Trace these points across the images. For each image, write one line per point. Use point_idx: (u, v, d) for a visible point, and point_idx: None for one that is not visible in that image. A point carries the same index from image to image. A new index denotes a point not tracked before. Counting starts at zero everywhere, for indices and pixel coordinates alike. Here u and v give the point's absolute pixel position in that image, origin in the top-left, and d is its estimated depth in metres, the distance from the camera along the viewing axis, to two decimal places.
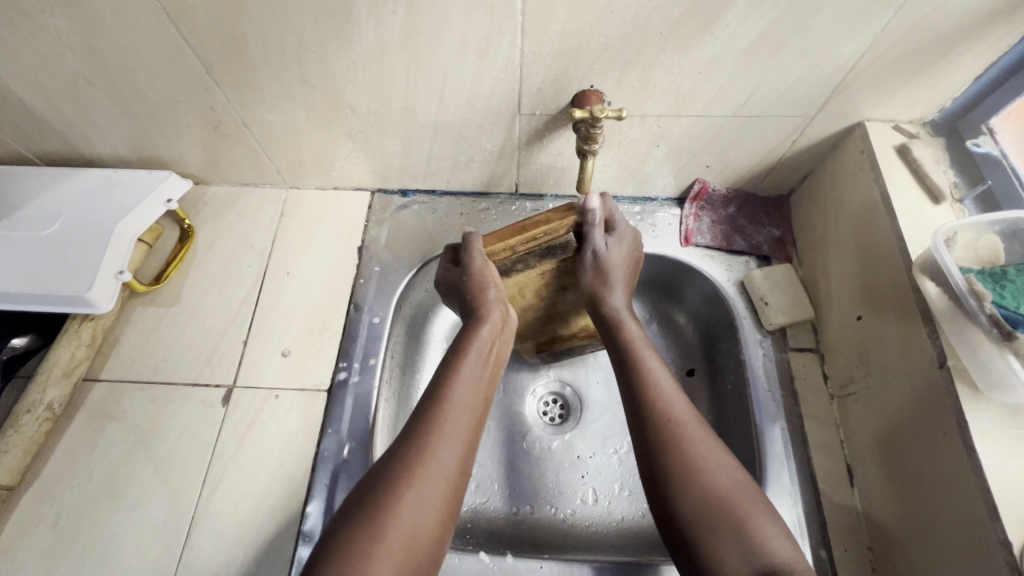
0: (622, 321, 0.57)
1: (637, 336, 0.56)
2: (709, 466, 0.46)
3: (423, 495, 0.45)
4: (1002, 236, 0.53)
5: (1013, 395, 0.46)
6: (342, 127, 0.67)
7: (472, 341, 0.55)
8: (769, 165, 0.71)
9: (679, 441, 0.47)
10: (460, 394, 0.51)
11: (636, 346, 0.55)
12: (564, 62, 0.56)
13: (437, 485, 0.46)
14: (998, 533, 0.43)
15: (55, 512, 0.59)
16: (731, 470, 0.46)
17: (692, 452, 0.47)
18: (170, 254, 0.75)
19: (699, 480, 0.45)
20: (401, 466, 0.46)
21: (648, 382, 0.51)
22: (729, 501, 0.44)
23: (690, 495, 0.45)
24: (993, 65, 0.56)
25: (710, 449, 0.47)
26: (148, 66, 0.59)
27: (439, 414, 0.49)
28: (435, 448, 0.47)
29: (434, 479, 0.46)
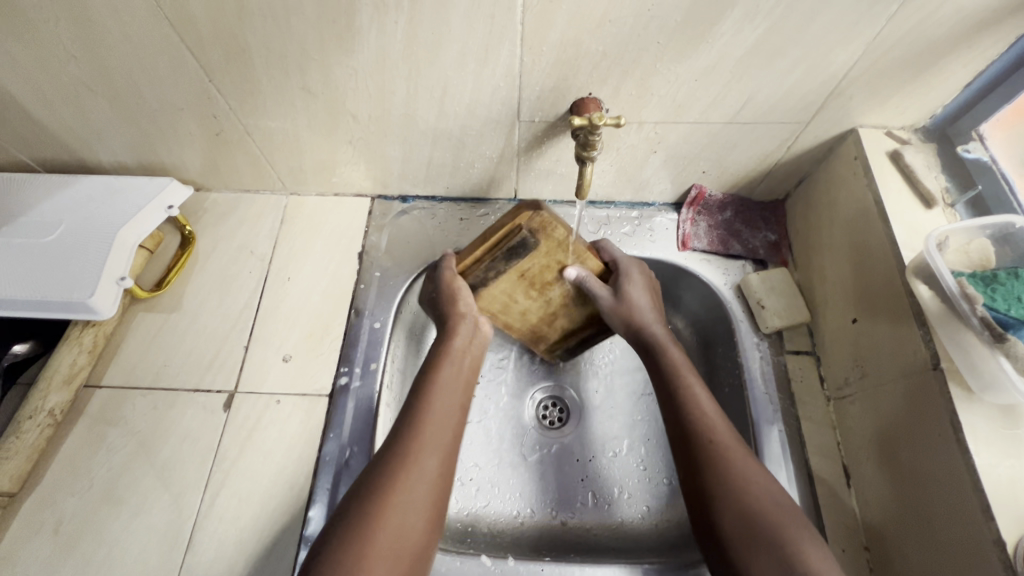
0: (666, 350, 0.61)
1: (683, 367, 0.60)
2: (756, 485, 0.49)
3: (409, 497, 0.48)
4: (993, 240, 0.54)
5: (1004, 396, 0.47)
6: (343, 135, 0.68)
7: (442, 357, 0.59)
8: (765, 170, 0.72)
9: (726, 465, 0.51)
10: (437, 404, 0.55)
11: (682, 374, 0.59)
12: (563, 71, 0.57)
13: (422, 487, 0.49)
14: (992, 532, 0.44)
15: (57, 519, 0.59)
16: (773, 488, 0.50)
17: (738, 472, 0.50)
18: (170, 260, 0.76)
19: (747, 498, 0.49)
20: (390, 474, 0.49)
21: (693, 409, 0.55)
22: (771, 515, 0.48)
23: (735, 508, 0.49)
24: (982, 73, 0.57)
25: (750, 468, 0.51)
26: (151, 75, 0.60)
27: (423, 423, 0.53)
28: (419, 457, 0.50)
29: (419, 479, 0.49)
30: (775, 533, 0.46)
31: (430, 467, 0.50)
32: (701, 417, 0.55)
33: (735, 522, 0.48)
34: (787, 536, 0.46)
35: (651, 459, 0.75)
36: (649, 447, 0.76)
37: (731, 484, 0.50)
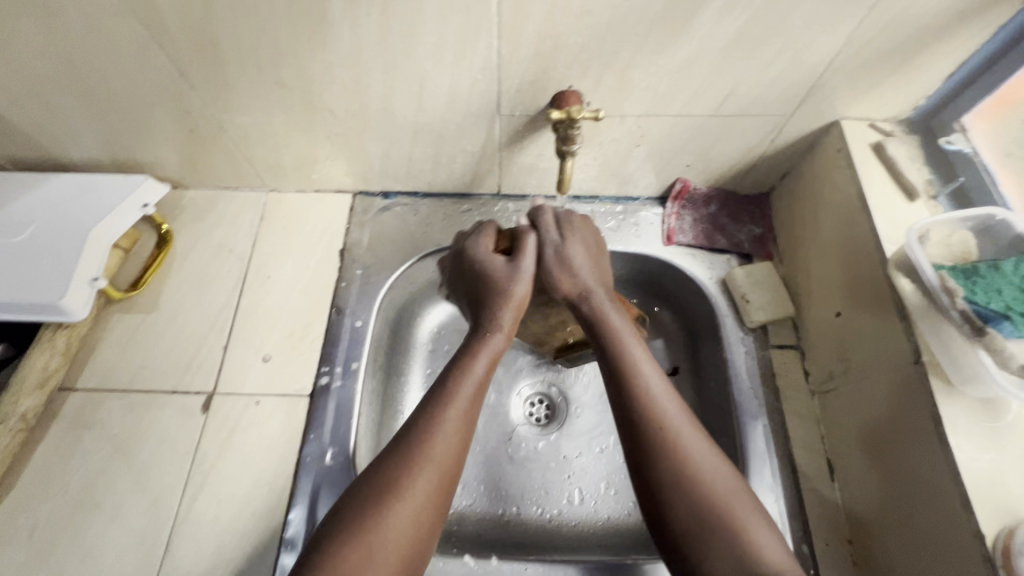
0: (605, 316, 0.56)
1: (620, 327, 0.55)
2: (697, 463, 0.47)
3: (415, 494, 0.47)
4: (974, 233, 0.54)
5: (984, 389, 0.47)
6: (321, 130, 0.66)
7: (479, 348, 0.55)
8: (749, 163, 0.71)
9: (674, 443, 0.47)
10: (461, 398, 0.52)
11: (618, 336, 0.54)
12: (542, 63, 0.56)
13: (430, 484, 0.47)
14: (972, 526, 0.44)
15: (31, 525, 0.58)
16: (716, 463, 0.47)
17: (683, 452, 0.47)
18: (147, 259, 0.74)
19: (688, 484, 0.45)
20: (398, 468, 0.47)
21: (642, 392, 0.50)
22: (712, 497, 0.45)
23: (684, 495, 0.45)
24: (964, 64, 0.57)
25: (690, 446, 0.47)
26: (119, 69, 0.58)
27: (438, 415, 0.51)
28: (428, 452, 0.48)
29: (426, 475, 0.48)
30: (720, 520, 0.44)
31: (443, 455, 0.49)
32: (645, 393, 0.50)
33: (682, 509, 0.45)
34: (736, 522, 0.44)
35: None
36: None
37: (676, 463, 0.46)
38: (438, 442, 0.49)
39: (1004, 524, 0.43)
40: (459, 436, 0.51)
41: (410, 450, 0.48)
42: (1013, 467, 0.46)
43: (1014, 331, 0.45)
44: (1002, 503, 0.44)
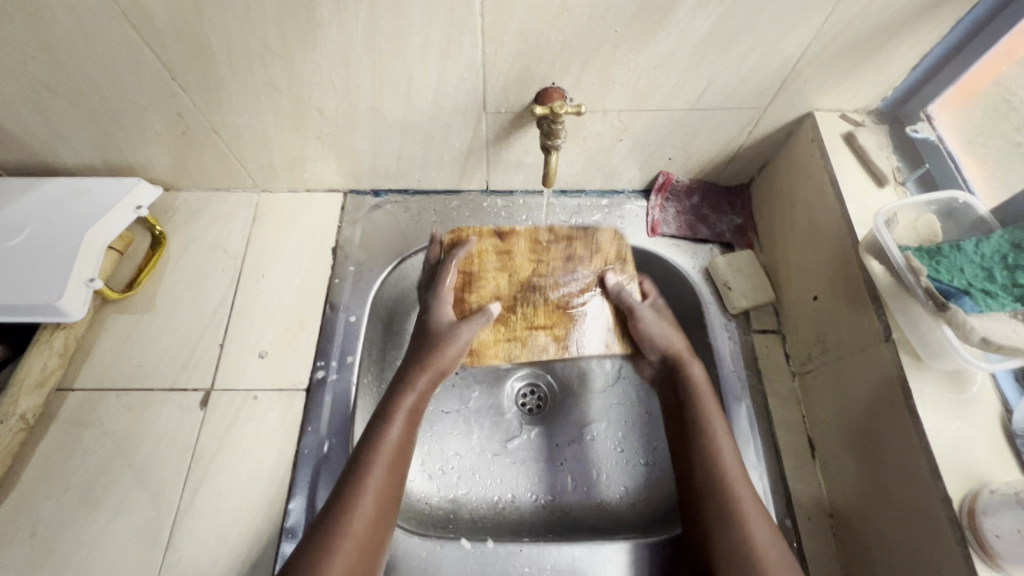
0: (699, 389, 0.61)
1: (708, 403, 0.59)
2: (745, 512, 0.51)
3: (351, 534, 0.49)
4: (939, 215, 0.56)
5: (951, 362, 0.49)
6: (312, 130, 0.68)
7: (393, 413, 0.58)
8: (728, 155, 0.74)
9: (731, 502, 0.52)
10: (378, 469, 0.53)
11: (705, 411, 0.59)
12: (525, 61, 0.58)
13: (366, 516, 0.50)
14: (939, 491, 0.46)
15: (33, 522, 0.59)
16: (763, 517, 0.51)
17: (735, 503, 0.52)
18: (141, 260, 0.75)
19: (735, 528, 0.51)
20: (344, 501, 0.50)
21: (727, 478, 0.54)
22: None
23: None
24: (927, 56, 0.59)
25: (758, 525, 0.51)
26: (112, 72, 0.59)
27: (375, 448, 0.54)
28: (367, 480, 0.52)
29: (364, 505, 0.51)
30: (744, 557, 0.49)
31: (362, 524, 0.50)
32: (709, 448, 0.56)
33: (723, 549, 0.50)
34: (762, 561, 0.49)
35: (628, 440, 0.77)
36: (625, 428, 0.78)
37: (725, 511, 0.52)
38: (372, 474, 0.53)
39: (970, 488, 0.46)
40: (392, 467, 0.54)
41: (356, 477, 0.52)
42: (977, 435, 0.48)
43: (976, 306, 0.48)
44: (967, 468, 0.47)
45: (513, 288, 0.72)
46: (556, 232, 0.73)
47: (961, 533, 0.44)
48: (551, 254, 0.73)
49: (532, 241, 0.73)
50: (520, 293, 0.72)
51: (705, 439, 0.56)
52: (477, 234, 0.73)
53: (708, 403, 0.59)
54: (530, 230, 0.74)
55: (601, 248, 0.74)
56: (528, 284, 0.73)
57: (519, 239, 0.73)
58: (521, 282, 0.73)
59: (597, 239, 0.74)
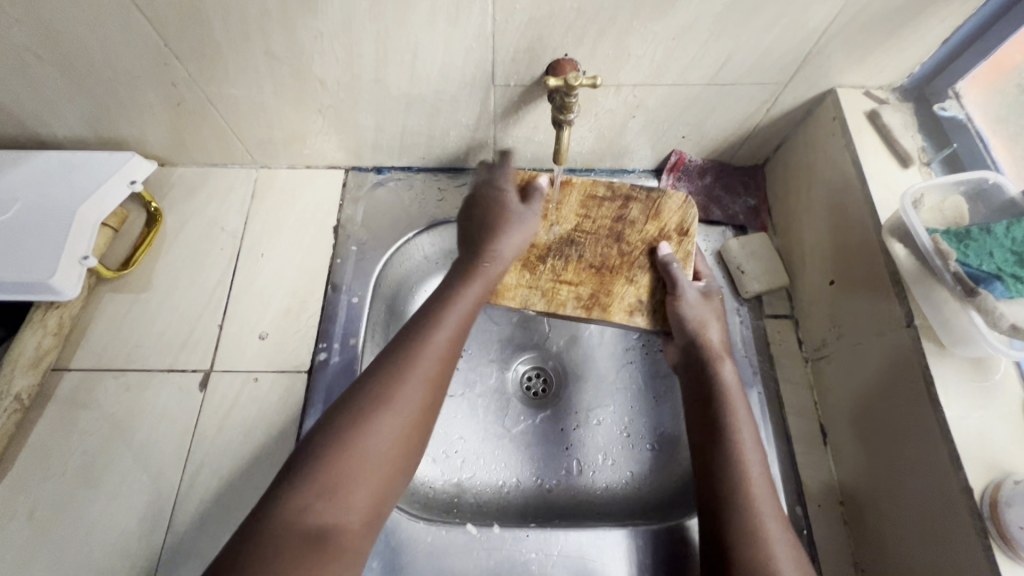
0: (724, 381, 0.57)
1: (740, 411, 0.55)
2: (765, 521, 0.48)
3: (397, 419, 0.46)
4: (967, 197, 0.54)
5: (976, 349, 0.48)
6: (312, 102, 0.65)
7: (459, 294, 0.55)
8: (744, 134, 0.71)
9: (747, 507, 0.49)
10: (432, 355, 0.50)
11: (735, 420, 0.55)
12: (537, 31, 0.55)
13: (419, 401, 0.47)
14: (960, 481, 0.45)
15: (31, 504, 0.58)
16: (782, 527, 0.48)
17: (754, 511, 0.48)
18: (137, 238, 0.73)
19: (751, 533, 0.47)
20: (394, 380, 0.47)
21: (745, 473, 0.51)
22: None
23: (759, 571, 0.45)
24: (959, 30, 0.56)
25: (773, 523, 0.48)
26: (101, 38, 0.56)
27: (391, 382, 0.47)
28: (369, 439, 0.44)
29: (418, 389, 0.47)
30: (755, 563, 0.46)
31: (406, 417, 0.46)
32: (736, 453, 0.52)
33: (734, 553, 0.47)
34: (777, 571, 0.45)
35: (635, 425, 0.76)
36: (632, 413, 0.76)
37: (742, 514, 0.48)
38: (430, 367, 0.49)
39: (991, 478, 0.45)
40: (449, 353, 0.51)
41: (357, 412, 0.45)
42: (1000, 425, 0.47)
43: (1006, 292, 0.47)
44: (989, 458, 0.46)
45: (552, 238, 0.66)
46: (617, 187, 0.66)
47: (981, 524, 0.44)
48: (604, 211, 0.66)
49: (587, 194, 0.66)
50: (559, 245, 0.66)
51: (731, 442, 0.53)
52: (536, 177, 0.66)
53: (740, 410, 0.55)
54: (590, 182, 0.66)
55: (660, 214, 0.66)
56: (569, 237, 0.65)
57: (576, 190, 0.66)
58: (563, 234, 0.65)
59: (661, 203, 0.66)
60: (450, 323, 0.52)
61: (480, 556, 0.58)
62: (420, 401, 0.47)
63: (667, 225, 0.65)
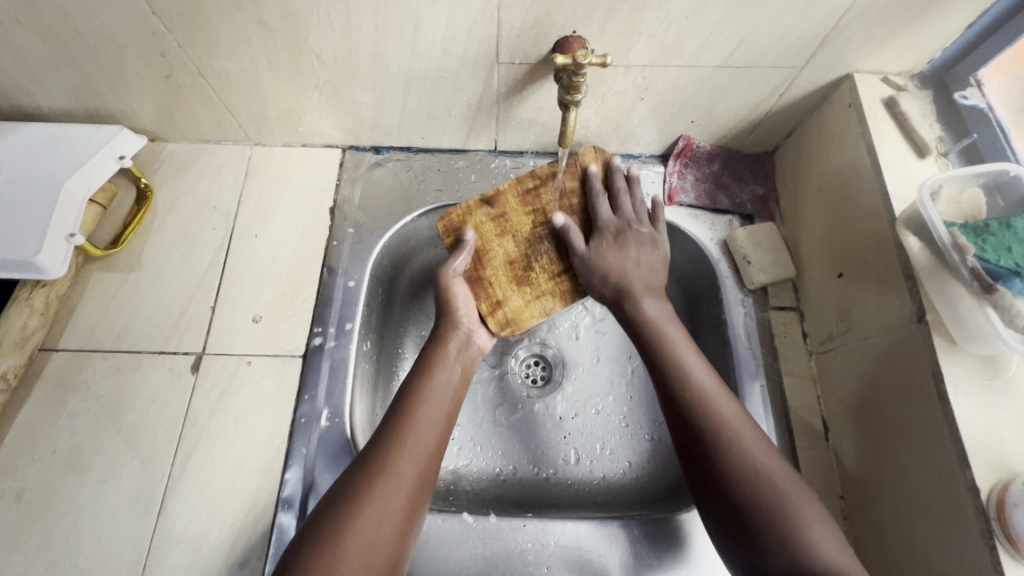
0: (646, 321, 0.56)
1: (672, 335, 0.55)
2: (749, 447, 0.47)
3: (397, 474, 0.48)
4: (985, 189, 0.52)
5: (988, 346, 0.46)
6: (308, 77, 0.62)
7: (438, 363, 0.58)
8: (755, 120, 0.69)
9: (715, 418, 0.48)
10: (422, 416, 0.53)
11: (672, 343, 0.54)
12: (544, 6, 0.52)
13: (416, 458, 0.50)
14: (967, 480, 0.45)
15: (19, 487, 0.57)
16: (767, 450, 0.47)
17: (730, 437, 0.47)
18: (127, 216, 0.70)
19: (736, 473, 0.45)
20: (391, 438, 0.50)
21: (691, 384, 0.51)
22: (770, 489, 0.44)
23: (738, 488, 0.45)
24: (985, 13, 0.54)
25: (738, 428, 0.48)
26: (84, 3, 0.53)
27: (385, 463, 0.48)
28: (374, 495, 0.46)
29: (415, 445, 0.51)
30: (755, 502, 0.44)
31: (409, 472, 0.49)
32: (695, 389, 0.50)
33: (736, 493, 0.45)
34: (787, 502, 0.43)
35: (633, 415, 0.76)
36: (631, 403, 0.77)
37: (726, 450, 0.47)
38: (424, 428, 0.52)
39: (998, 479, 0.44)
40: (444, 413, 0.55)
41: (356, 494, 0.46)
42: (1010, 424, 0.46)
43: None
44: (998, 457, 0.45)
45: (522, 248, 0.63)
46: (539, 173, 0.66)
47: (987, 525, 0.43)
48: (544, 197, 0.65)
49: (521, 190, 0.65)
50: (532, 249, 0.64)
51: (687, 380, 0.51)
52: (465, 212, 0.65)
53: (670, 332, 0.55)
54: (515, 182, 0.66)
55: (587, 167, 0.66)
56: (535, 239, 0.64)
57: (509, 198, 0.65)
58: (526, 239, 0.64)
59: (581, 159, 0.66)
60: (441, 388, 0.56)
61: (476, 545, 0.57)
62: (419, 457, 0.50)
63: (598, 175, 0.65)
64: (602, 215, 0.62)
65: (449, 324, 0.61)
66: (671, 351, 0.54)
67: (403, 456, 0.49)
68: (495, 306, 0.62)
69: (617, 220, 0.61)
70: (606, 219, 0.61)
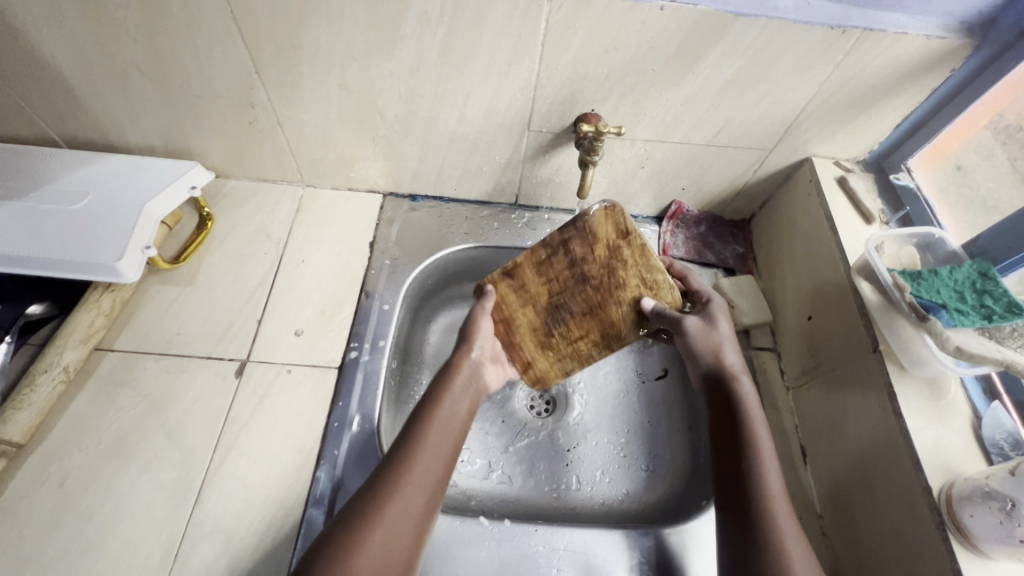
0: (743, 400, 0.59)
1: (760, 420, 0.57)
2: (787, 549, 0.49)
3: (416, 480, 0.53)
4: (917, 248, 0.65)
5: (929, 368, 0.56)
6: (369, 131, 0.75)
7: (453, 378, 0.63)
8: (734, 191, 0.83)
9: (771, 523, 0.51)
10: (435, 429, 0.57)
11: (758, 444, 0.56)
12: (571, 88, 0.66)
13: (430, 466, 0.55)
14: (921, 482, 0.53)
15: (63, 473, 0.60)
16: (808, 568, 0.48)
17: (775, 540, 0.50)
18: (188, 238, 0.79)
19: (770, 558, 0.49)
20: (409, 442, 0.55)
21: (762, 486, 0.53)
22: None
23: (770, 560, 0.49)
24: (907, 117, 0.70)
25: (790, 542, 0.50)
26: (201, 61, 0.65)
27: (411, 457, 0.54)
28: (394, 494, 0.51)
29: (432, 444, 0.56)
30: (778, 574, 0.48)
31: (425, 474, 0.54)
32: (761, 509, 0.52)
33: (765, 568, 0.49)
34: None
35: (631, 447, 0.82)
36: (629, 436, 0.83)
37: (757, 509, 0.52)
38: (433, 434, 0.57)
39: (946, 481, 0.52)
40: (457, 426, 0.60)
41: (380, 490, 0.51)
42: (952, 436, 0.55)
43: (950, 320, 0.55)
44: (945, 463, 0.53)
45: (541, 314, 0.69)
46: (550, 240, 0.64)
47: (939, 517, 0.50)
48: (558, 267, 0.66)
49: (535, 260, 0.66)
50: (550, 316, 0.70)
51: (756, 501, 0.53)
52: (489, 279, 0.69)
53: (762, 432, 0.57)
54: (529, 253, 0.66)
55: (595, 232, 0.63)
56: (555, 308, 0.69)
57: (525, 271, 0.67)
58: (545, 306, 0.68)
59: (589, 224, 0.62)
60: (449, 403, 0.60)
61: (492, 546, 0.61)
62: (436, 463, 0.55)
63: (609, 240, 0.63)
64: (691, 334, 0.63)
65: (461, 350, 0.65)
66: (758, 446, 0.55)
67: (422, 458, 0.54)
68: (525, 365, 0.73)
69: (703, 328, 0.64)
70: (696, 341, 0.63)
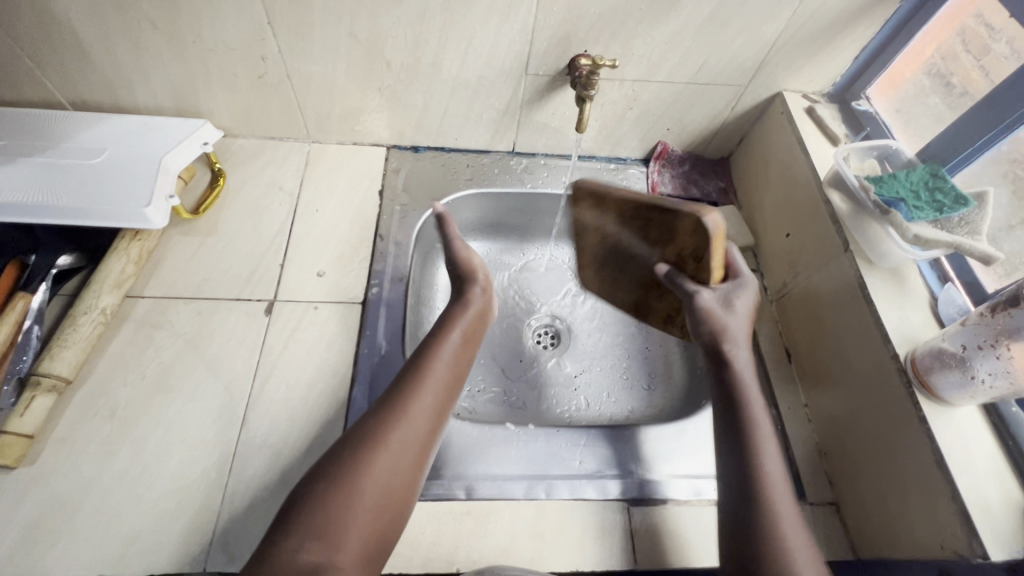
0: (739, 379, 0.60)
1: (756, 402, 0.59)
2: (782, 518, 0.50)
3: (419, 411, 0.57)
4: (878, 160, 0.74)
5: (891, 258, 0.65)
6: (375, 82, 0.79)
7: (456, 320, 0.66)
8: (714, 128, 0.90)
9: (768, 493, 0.52)
10: (440, 364, 0.61)
11: (754, 421, 0.57)
12: (566, 29, 0.72)
13: (432, 400, 0.58)
14: (890, 351, 0.61)
15: (111, 405, 0.64)
16: (801, 537, 0.50)
17: (773, 507, 0.51)
18: (203, 192, 0.82)
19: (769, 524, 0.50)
20: (417, 372, 0.59)
21: (760, 460, 0.54)
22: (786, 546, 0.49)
23: (767, 526, 0.50)
24: (864, 49, 0.78)
25: (790, 513, 0.51)
26: (214, 14, 0.68)
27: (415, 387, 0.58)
28: (397, 421, 0.55)
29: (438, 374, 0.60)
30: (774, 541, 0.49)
31: (428, 403, 0.58)
32: (756, 484, 0.53)
33: (762, 533, 0.50)
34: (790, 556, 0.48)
35: (632, 369, 0.89)
36: (630, 361, 0.90)
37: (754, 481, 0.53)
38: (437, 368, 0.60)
39: (910, 349, 0.61)
40: (460, 365, 0.63)
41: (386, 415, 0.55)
42: (914, 313, 0.64)
43: (909, 211, 0.64)
44: (909, 334, 0.62)
45: None
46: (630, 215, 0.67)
47: (906, 377, 0.59)
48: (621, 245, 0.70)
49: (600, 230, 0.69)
50: None
51: (751, 479, 0.53)
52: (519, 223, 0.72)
53: (758, 410, 0.58)
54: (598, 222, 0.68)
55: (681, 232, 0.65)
56: None
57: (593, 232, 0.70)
58: None
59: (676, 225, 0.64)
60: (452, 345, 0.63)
61: (520, 446, 0.68)
62: (438, 393, 0.59)
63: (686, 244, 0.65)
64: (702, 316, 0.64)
65: (466, 295, 0.69)
66: (756, 429, 0.57)
67: (427, 390, 0.58)
68: None
69: (718, 311, 0.64)
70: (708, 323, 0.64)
